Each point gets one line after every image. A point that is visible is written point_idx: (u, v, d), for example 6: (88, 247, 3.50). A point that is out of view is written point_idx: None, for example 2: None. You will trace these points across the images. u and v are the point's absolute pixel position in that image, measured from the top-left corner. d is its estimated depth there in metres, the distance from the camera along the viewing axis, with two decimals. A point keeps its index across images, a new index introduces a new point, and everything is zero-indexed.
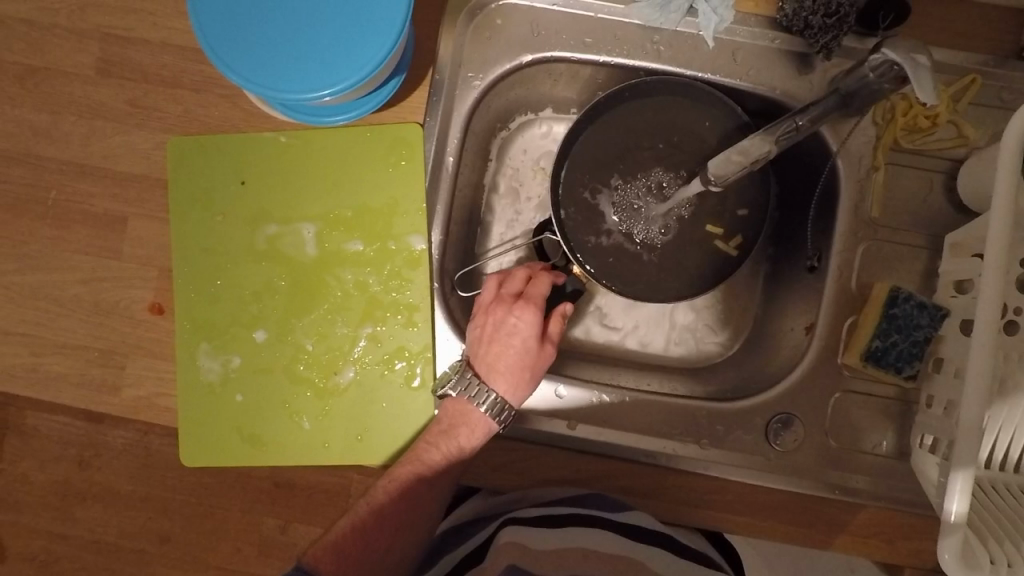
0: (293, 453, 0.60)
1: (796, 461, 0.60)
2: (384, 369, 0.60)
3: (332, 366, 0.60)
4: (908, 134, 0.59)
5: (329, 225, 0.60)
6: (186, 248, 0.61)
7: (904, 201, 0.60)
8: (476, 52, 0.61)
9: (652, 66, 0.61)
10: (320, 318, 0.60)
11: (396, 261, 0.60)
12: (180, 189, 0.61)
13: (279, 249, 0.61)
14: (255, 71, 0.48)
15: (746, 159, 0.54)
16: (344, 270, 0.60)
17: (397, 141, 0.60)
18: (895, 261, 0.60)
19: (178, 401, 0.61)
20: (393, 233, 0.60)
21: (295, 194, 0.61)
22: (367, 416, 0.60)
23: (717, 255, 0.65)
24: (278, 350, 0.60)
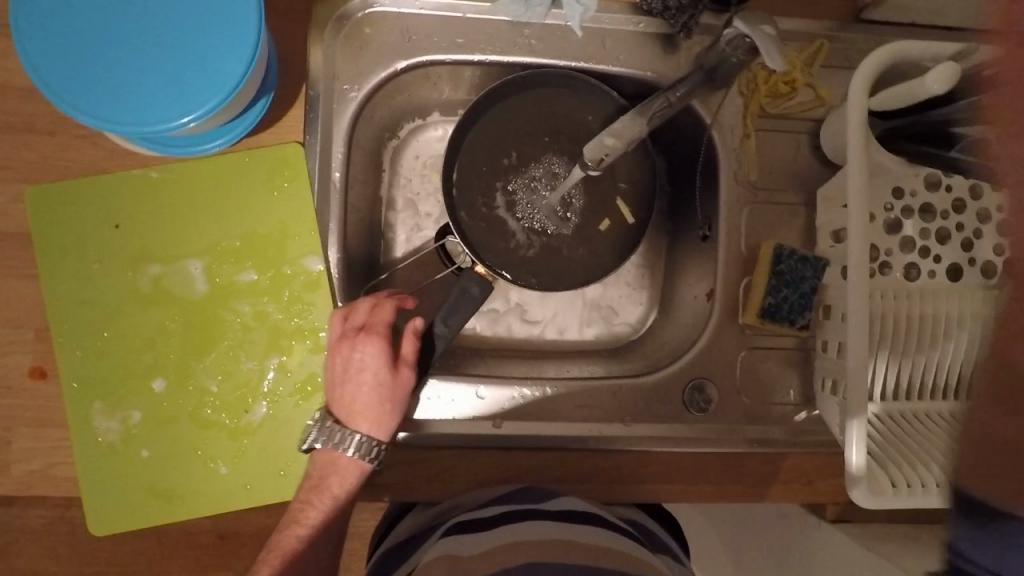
0: (213, 501, 0.57)
1: (716, 422, 0.63)
2: (298, 399, 0.58)
3: (242, 404, 0.57)
4: (771, 101, 0.63)
5: (219, 259, 0.58)
6: (62, 302, 0.57)
7: (778, 164, 0.64)
8: (348, 64, 0.60)
9: (527, 60, 0.62)
10: (221, 355, 0.57)
11: (296, 286, 0.58)
12: (46, 241, 0.57)
13: (167, 291, 0.57)
14: (102, 106, 0.45)
15: (619, 142, 0.57)
16: (241, 303, 0.58)
17: (278, 164, 0.58)
18: (777, 221, 0.64)
19: (77, 468, 0.56)
20: (288, 258, 0.58)
21: (177, 231, 0.58)
22: (288, 449, 0.58)
23: (618, 237, 0.67)
24: (181, 396, 0.57)
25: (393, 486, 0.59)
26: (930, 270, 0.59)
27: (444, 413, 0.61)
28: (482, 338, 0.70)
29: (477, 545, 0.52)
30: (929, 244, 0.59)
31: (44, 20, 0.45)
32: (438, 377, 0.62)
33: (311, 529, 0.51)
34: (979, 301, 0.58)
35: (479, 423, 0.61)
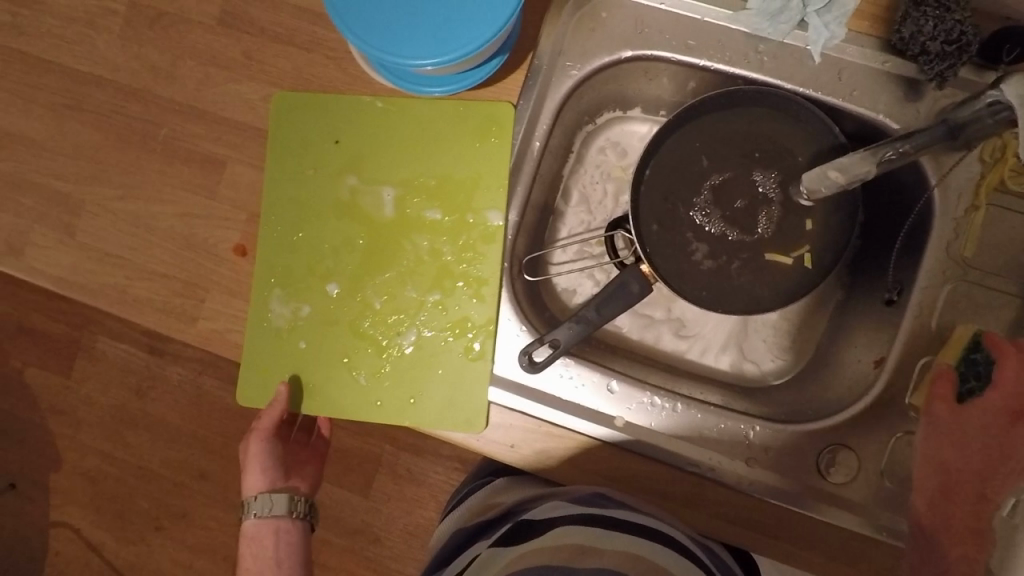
0: (346, 406, 0.63)
1: (848, 496, 0.58)
2: (446, 337, 0.61)
3: (396, 327, 0.62)
4: (1015, 176, 0.56)
5: (411, 194, 0.62)
6: (276, 196, 0.64)
7: (1001, 245, 0.57)
8: (576, 41, 0.62)
9: (752, 75, 0.60)
10: (390, 278, 0.62)
11: (472, 234, 0.62)
12: (276, 141, 0.64)
13: (360, 209, 0.63)
14: (356, 18, 0.50)
15: (842, 177, 0.56)
16: (419, 238, 0.62)
17: (489, 119, 0.61)
18: (983, 306, 0.57)
19: (246, 339, 0.64)
20: (472, 208, 0.62)
21: (384, 160, 0.63)
22: (423, 380, 0.62)
23: (790, 276, 0.64)
24: (349, 304, 0.63)
25: (506, 447, 0.61)
26: None
27: (569, 397, 0.61)
28: (623, 336, 0.70)
29: (542, 543, 0.60)
30: None
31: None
32: (576, 360, 0.62)
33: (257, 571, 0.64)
34: None
35: (600, 418, 0.61)
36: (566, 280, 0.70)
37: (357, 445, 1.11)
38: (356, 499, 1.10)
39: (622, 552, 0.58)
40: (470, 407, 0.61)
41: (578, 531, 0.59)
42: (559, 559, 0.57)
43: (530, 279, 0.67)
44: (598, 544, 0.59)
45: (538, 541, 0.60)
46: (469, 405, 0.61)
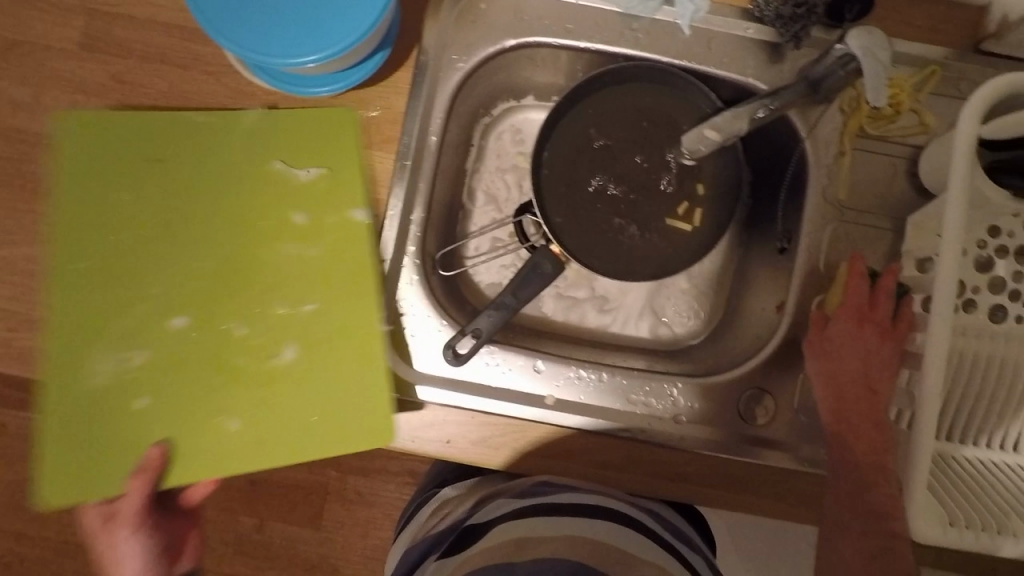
0: (225, 457, 0.57)
1: (769, 433, 0.62)
2: (328, 349, 0.58)
3: (266, 352, 0.58)
4: (872, 122, 0.62)
5: (258, 213, 0.59)
6: (87, 236, 0.58)
7: (868, 185, 0.62)
8: (459, 35, 0.63)
9: (632, 52, 0.63)
10: (251, 299, 0.58)
11: (336, 236, 0.59)
12: (82, 178, 0.58)
13: (205, 233, 0.59)
14: (224, 20, 0.49)
15: (717, 134, 0.61)
16: (261, 252, 0.59)
17: (332, 121, 0.60)
18: (861, 242, 0.62)
19: (69, 406, 0.55)
20: (318, 213, 0.59)
21: (217, 179, 0.59)
22: (310, 405, 0.58)
23: (690, 238, 0.67)
24: (203, 342, 0.58)
25: (441, 442, 0.60)
26: None
27: (499, 384, 0.63)
28: (548, 320, 0.71)
29: (485, 543, 0.59)
30: None
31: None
32: (500, 346, 0.64)
33: None
34: None
35: (532, 399, 0.62)
36: (483, 272, 0.71)
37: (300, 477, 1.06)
38: (307, 534, 1.06)
39: (566, 535, 0.58)
40: (370, 418, 0.58)
41: (528, 522, 0.59)
42: (503, 556, 0.57)
43: (446, 274, 0.67)
44: (539, 531, 0.59)
45: (484, 541, 0.60)
46: (370, 418, 0.58)
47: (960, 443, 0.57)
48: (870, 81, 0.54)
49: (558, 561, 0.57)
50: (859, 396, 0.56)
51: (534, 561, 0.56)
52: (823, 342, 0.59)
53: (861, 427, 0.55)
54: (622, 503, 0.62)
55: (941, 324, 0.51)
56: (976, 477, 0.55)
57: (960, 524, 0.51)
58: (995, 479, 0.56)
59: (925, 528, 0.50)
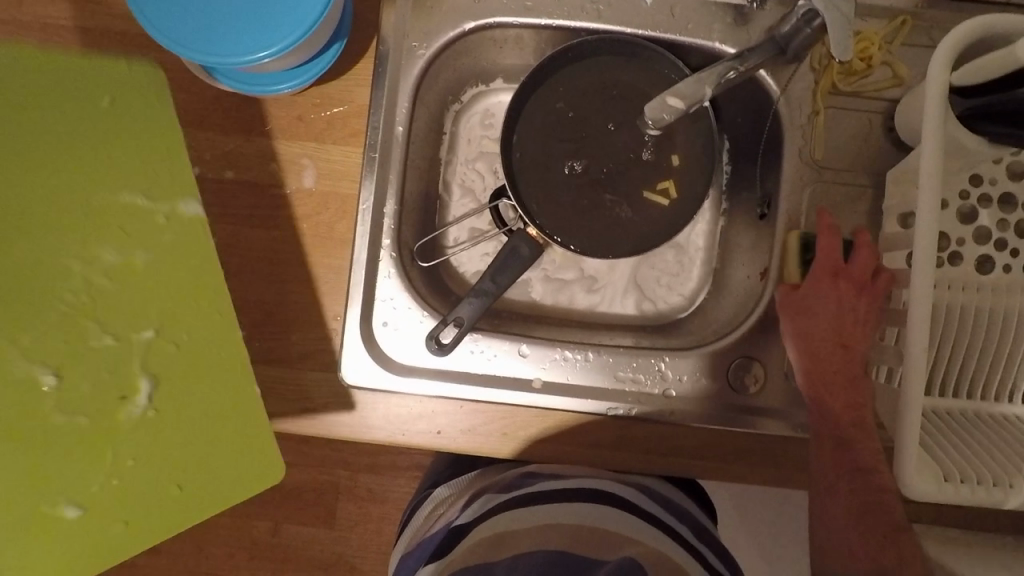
0: (83, 537, 0.55)
1: (760, 400, 0.62)
2: (174, 375, 0.56)
3: (114, 399, 0.56)
4: (844, 78, 0.60)
5: (90, 245, 0.56)
6: None
7: (845, 142, 0.61)
8: (419, 22, 0.62)
9: (593, 25, 0.63)
10: (69, 334, 0.55)
11: (167, 233, 0.57)
12: None
13: (37, 281, 0.55)
14: (174, 26, 0.48)
15: (681, 102, 0.59)
16: (47, 287, 0.55)
17: (135, 88, 0.57)
18: (842, 202, 0.61)
19: None
20: (107, 227, 0.56)
21: (44, 221, 0.56)
22: (186, 442, 0.57)
23: (666, 208, 0.67)
24: (50, 401, 0.55)
25: (432, 433, 0.60)
26: (1005, 264, 0.59)
27: (480, 372, 0.62)
28: (536, 303, 0.70)
29: (467, 540, 0.58)
30: (1006, 237, 0.59)
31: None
32: (483, 334, 0.63)
33: None
34: None
35: (519, 383, 0.62)
36: (464, 259, 0.70)
37: (310, 478, 1.07)
38: (322, 533, 1.07)
39: (556, 525, 0.59)
40: (250, 440, 0.58)
41: (521, 510, 0.59)
42: (478, 553, 0.56)
43: (427, 265, 0.67)
44: (516, 525, 0.59)
45: (467, 538, 0.58)
46: (250, 442, 0.58)
47: (954, 397, 0.56)
48: (835, 36, 0.52)
49: (538, 553, 0.56)
50: (840, 354, 0.56)
51: (512, 559, 0.55)
52: (801, 303, 0.58)
53: (840, 387, 0.55)
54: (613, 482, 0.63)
55: (921, 278, 0.50)
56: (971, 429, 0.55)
57: (955, 479, 0.50)
58: (992, 430, 0.55)
59: (915, 483, 0.49)
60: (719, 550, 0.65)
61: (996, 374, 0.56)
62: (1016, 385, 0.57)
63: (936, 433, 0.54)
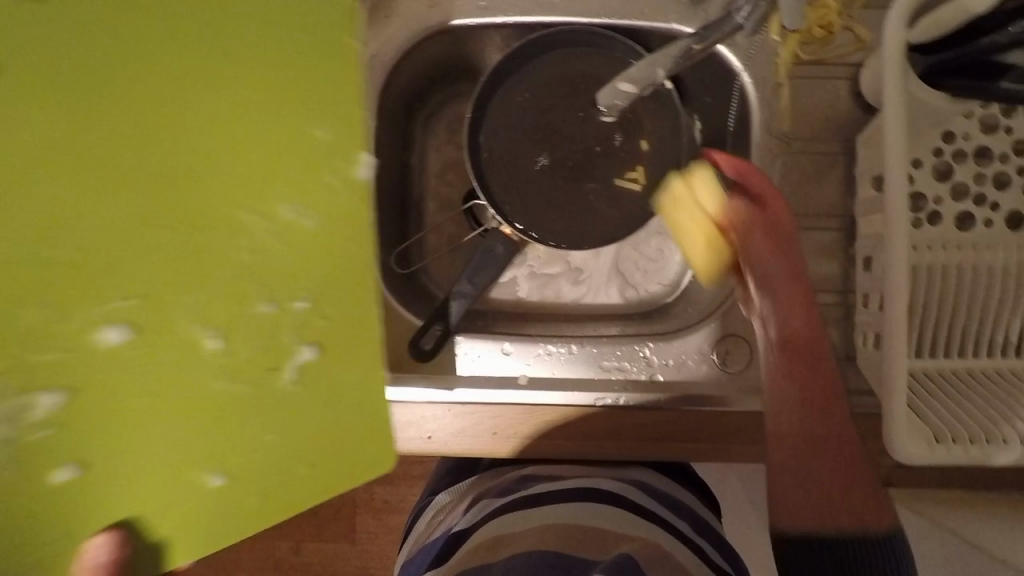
0: (215, 514, 0.54)
1: (748, 377, 0.61)
2: (346, 339, 0.55)
3: (266, 363, 0.54)
4: (805, 46, 0.59)
5: (263, 211, 0.54)
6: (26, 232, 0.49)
7: (811, 111, 0.61)
8: (374, 31, 0.62)
9: (547, 18, 0.64)
10: (201, 298, 0.53)
11: (323, 190, 0.54)
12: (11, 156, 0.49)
13: (234, 238, 0.53)
14: None
15: (634, 86, 0.59)
16: (236, 241, 0.53)
17: (314, 22, 0.54)
18: (813, 171, 0.61)
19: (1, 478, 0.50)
20: (295, 184, 0.54)
21: (133, 162, 0.51)
22: (326, 424, 0.55)
23: (636, 193, 0.66)
24: (272, 338, 0.54)
25: (422, 439, 0.60)
26: (986, 218, 0.58)
27: (470, 369, 0.64)
28: (523, 301, 0.70)
29: (469, 545, 0.59)
30: (984, 191, 0.58)
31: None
32: (465, 336, 0.65)
33: None
34: (1007, 252, 0.56)
35: (507, 381, 0.62)
36: (442, 262, 0.70)
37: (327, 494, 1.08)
38: (345, 549, 1.07)
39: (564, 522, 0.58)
40: (381, 430, 0.56)
41: (526, 512, 0.59)
42: (479, 557, 0.56)
43: (404, 271, 0.67)
44: (514, 527, 0.58)
45: (470, 542, 0.59)
46: (382, 438, 0.56)
47: (943, 358, 0.56)
48: None
49: (533, 552, 0.54)
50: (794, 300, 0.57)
51: (507, 559, 0.54)
52: (767, 240, 0.58)
53: (808, 313, 0.57)
54: (617, 483, 0.63)
55: (896, 240, 0.50)
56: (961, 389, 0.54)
57: (946, 440, 0.50)
58: (983, 387, 0.54)
59: (908, 449, 0.49)
60: (718, 543, 0.64)
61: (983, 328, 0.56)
62: (1006, 338, 0.56)
63: (926, 396, 0.53)
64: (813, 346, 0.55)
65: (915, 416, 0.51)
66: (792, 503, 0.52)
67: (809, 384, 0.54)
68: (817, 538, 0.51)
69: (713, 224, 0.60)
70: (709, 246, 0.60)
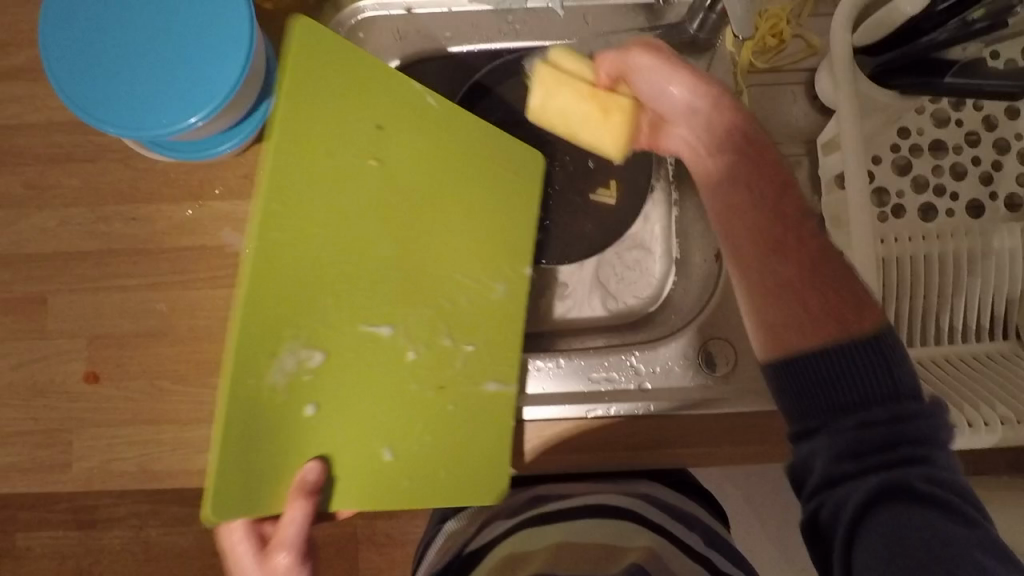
0: (375, 475, 0.56)
1: (736, 378, 0.62)
2: (492, 373, 0.60)
3: (471, 378, 0.60)
4: (761, 55, 0.62)
5: (449, 275, 0.59)
6: (294, 194, 0.52)
7: (772, 116, 0.63)
8: None
9: (513, 44, 0.66)
10: (424, 316, 0.58)
11: (514, 244, 0.63)
12: (294, 128, 0.52)
13: (430, 282, 0.59)
14: (103, 107, 0.51)
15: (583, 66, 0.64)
16: (457, 288, 0.60)
17: (521, 157, 0.64)
18: None
19: (237, 410, 0.49)
20: (478, 256, 0.61)
21: (357, 196, 0.55)
22: (466, 438, 0.59)
23: (607, 204, 0.70)
24: (422, 370, 0.58)
25: None
26: (947, 209, 0.60)
27: None
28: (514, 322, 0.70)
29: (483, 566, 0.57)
30: (943, 182, 0.60)
31: (66, 12, 0.51)
32: None
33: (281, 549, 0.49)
34: (966, 239, 0.58)
35: None
36: None
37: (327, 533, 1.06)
38: None
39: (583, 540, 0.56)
40: (486, 453, 0.59)
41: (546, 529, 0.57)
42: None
43: None
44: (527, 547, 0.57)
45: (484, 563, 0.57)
46: (500, 456, 0.59)
47: (912, 347, 0.58)
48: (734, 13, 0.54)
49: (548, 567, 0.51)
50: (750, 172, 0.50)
51: None
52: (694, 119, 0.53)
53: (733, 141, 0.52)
54: (634, 500, 0.62)
55: (862, 233, 0.51)
56: (940, 376, 0.56)
57: None
58: (960, 373, 0.56)
59: None
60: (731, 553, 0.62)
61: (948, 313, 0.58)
62: (966, 323, 0.59)
63: None
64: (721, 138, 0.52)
65: None
66: (771, 319, 0.46)
67: (762, 199, 0.49)
68: (819, 355, 0.43)
69: (594, 86, 0.58)
70: (588, 97, 0.57)
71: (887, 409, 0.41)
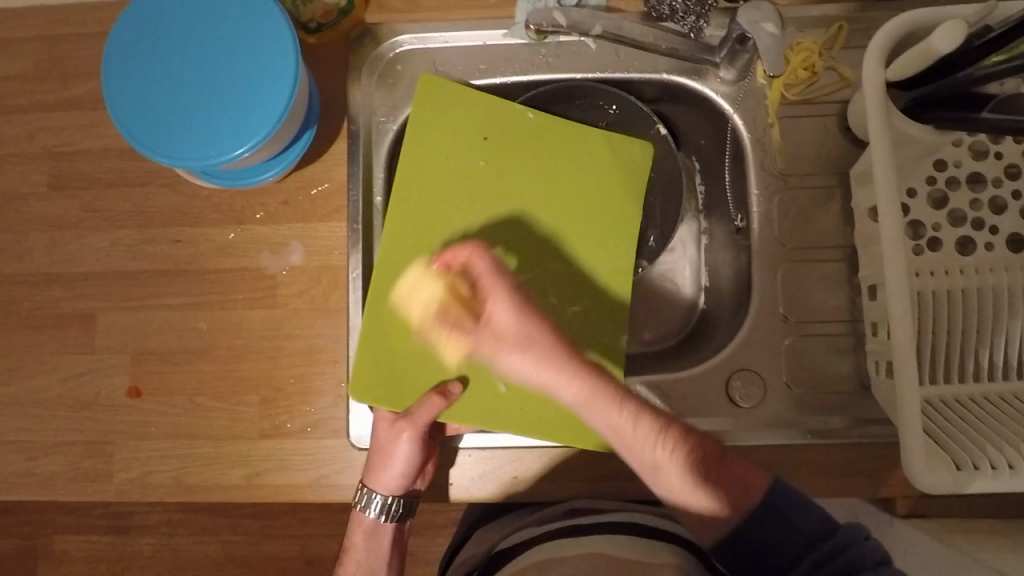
0: (492, 408, 0.61)
1: (767, 412, 0.61)
2: (604, 337, 0.63)
3: (582, 335, 0.63)
4: (792, 88, 0.63)
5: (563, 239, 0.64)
6: (412, 164, 0.64)
7: (804, 148, 0.63)
8: (384, 98, 0.67)
9: (547, 77, 0.67)
10: (535, 273, 0.64)
11: (622, 220, 0.64)
12: (425, 118, 0.65)
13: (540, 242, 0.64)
14: (158, 139, 0.54)
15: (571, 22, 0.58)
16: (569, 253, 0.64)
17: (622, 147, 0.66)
18: (812, 205, 0.63)
19: (375, 324, 0.62)
20: (588, 224, 0.64)
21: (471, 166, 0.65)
22: None
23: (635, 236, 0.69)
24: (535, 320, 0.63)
25: (448, 486, 0.62)
26: (986, 242, 0.59)
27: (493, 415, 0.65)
28: None
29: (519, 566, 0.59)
30: (981, 216, 0.59)
31: (127, 51, 0.55)
32: None
33: (410, 425, 0.57)
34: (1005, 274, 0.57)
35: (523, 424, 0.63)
36: None
37: None
38: None
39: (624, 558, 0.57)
40: None
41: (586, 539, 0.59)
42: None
43: None
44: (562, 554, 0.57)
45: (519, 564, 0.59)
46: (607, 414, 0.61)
47: (950, 383, 0.57)
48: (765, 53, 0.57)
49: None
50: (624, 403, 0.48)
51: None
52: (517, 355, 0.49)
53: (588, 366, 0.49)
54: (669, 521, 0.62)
55: (895, 267, 0.50)
56: (979, 414, 0.54)
57: (968, 466, 0.49)
58: (1001, 412, 0.54)
59: (927, 476, 0.48)
60: None
61: (989, 350, 0.57)
62: (1009, 361, 0.57)
63: (944, 427, 0.53)
64: (576, 364, 0.47)
65: (933, 443, 0.51)
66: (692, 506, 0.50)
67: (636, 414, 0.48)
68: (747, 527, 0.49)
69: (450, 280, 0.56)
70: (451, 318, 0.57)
71: (814, 549, 0.48)
